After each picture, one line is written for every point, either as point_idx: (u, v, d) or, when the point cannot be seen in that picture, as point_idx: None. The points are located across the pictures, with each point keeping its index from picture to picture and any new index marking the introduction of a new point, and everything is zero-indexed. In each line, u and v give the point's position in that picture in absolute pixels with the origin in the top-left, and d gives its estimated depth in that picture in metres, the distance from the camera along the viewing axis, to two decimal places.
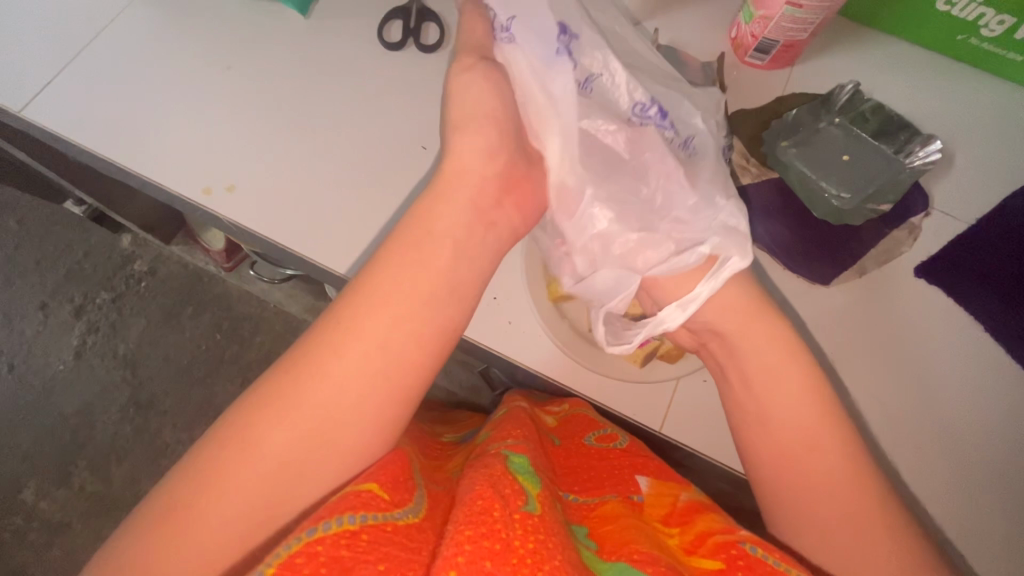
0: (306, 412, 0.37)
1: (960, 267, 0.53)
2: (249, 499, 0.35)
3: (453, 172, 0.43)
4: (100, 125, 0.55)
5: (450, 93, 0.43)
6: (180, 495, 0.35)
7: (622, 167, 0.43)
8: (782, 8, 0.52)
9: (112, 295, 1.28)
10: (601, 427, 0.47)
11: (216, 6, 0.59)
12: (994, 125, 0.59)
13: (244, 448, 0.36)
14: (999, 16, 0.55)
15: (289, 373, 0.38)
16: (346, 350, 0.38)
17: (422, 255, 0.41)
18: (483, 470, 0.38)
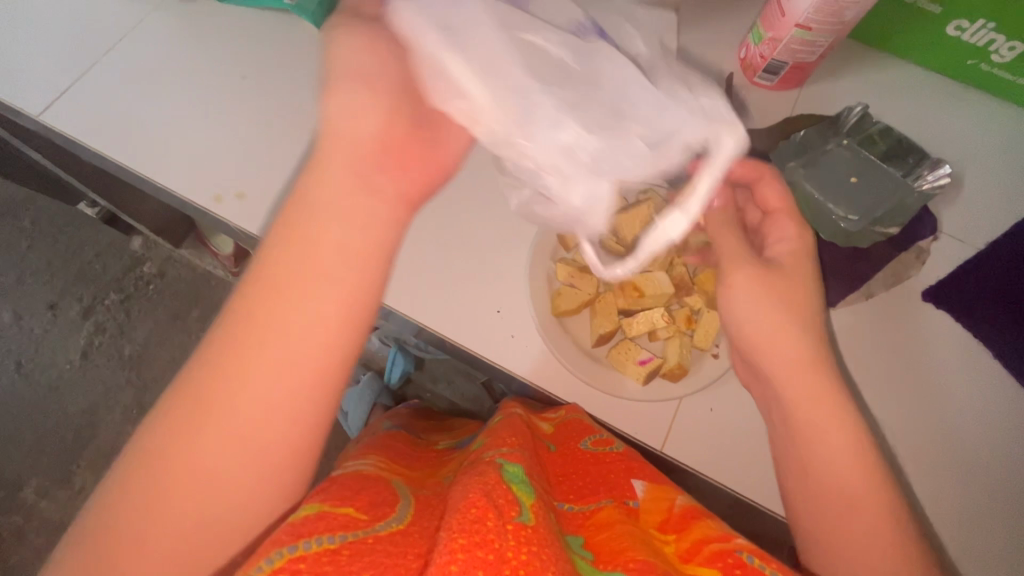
0: (230, 418, 0.35)
1: (967, 291, 0.53)
2: (190, 514, 0.34)
3: (336, 147, 0.39)
4: (115, 129, 0.56)
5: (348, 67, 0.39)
6: (123, 520, 0.33)
7: (571, 76, 0.37)
8: (791, 30, 0.52)
9: (120, 296, 1.29)
10: (597, 432, 0.45)
11: (233, 17, 0.60)
12: (1002, 150, 0.58)
13: (174, 463, 0.34)
14: (1009, 42, 0.55)
15: (205, 379, 0.35)
16: (259, 346, 0.35)
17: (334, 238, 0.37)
18: (477, 478, 0.38)
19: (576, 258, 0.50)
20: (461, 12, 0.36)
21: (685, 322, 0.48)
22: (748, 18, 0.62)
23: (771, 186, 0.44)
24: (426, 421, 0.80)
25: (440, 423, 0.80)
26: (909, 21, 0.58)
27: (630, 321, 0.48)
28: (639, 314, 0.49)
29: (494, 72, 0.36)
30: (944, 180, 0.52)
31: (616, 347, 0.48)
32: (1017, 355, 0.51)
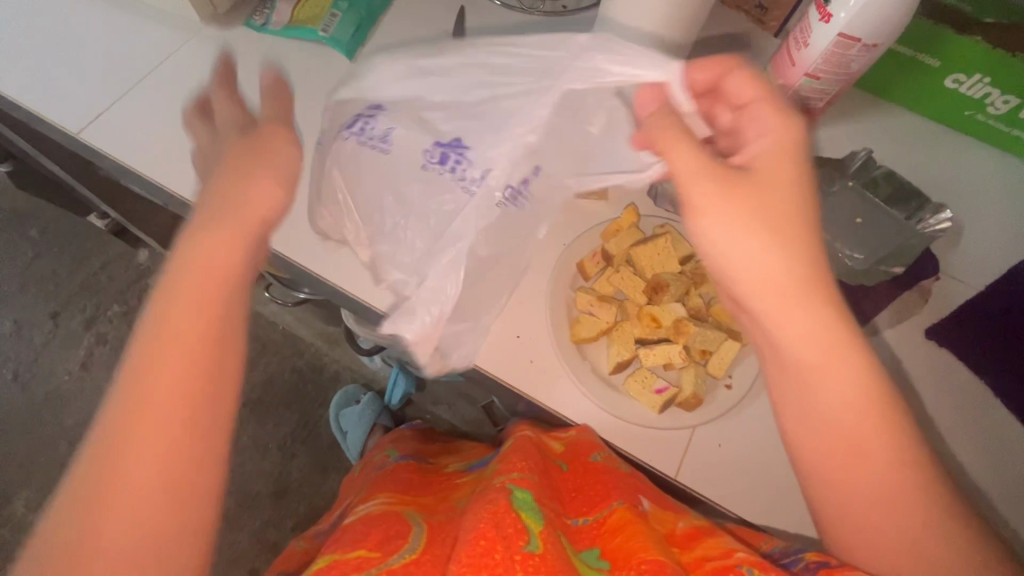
0: (152, 445, 0.32)
1: (975, 330, 0.55)
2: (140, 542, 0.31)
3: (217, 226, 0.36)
4: (146, 147, 0.58)
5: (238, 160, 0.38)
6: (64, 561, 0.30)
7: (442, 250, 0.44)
8: (801, 79, 0.55)
9: (124, 307, 1.30)
10: (606, 448, 0.46)
11: (267, 44, 0.62)
12: (997, 196, 0.62)
13: (110, 495, 0.31)
14: (1004, 96, 0.58)
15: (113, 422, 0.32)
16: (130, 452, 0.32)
17: (235, 260, 0.35)
18: (485, 506, 0.39)
19: (596, 286, 0.52)
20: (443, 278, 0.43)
21: (700, 352, 0.49)
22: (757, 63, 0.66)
23: (740, 78, 0.42)
24: (431, 444, 0.81)
25: (446, 446, 0.80)
26: (910, 74, 0.61)
27: (645, 351, 0.49)
28: (656, 344, 0.50)
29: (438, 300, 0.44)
30: (945, 222, 0.53)
31: (634, 374, 0.49)
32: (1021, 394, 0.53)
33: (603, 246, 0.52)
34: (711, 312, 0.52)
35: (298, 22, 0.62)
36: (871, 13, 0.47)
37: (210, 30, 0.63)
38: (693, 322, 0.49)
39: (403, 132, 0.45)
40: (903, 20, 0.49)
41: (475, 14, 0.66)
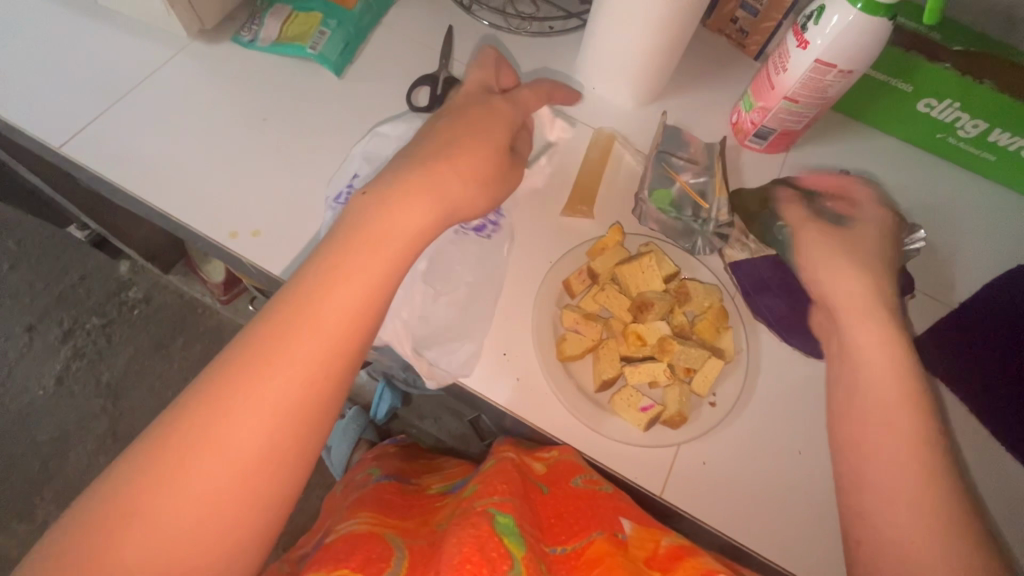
0: (251, 412, 0.33)
1: (955, 344, 0.56)
2: (182, 527, 0.31)
3: (422, 180, 0.40)
4: (132, 161, 0.57)
5: (465, 134, 0.44)
6: (116, 511, 0.30)
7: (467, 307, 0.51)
8: (780, 102, 0.57)
9: (103, 320, 1.27)
10: (588, 471, 0.46)
11: (256, 60, 0.62)
12: (965, 216, 0.64)
13: (192, 445, 0.32)
14: (973, 120, 0.60)
15: (221, 383, 0.33)
16: (286, 359, 0.34)
17: (421, 218, 0.39)
18: (469, 531, 0.40)
19: (582, 305, 0.51)
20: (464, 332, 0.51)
21: (685, 370, 0.48)
22: (739, 85, 0.67)
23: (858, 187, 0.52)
24: (413, 462, 0.80)
25: (428, 465, 0.80)
26: (884, 97, 0.64)
27: (633, 370, 0.48)
28: (640, 363, 0.49)
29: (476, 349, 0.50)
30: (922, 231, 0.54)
31: (619, 393, 0.48)
32: (995, 410, 0.54)
33: (588, 264, 0.51)
34: (695, 331, 0.50)
35: (286, 39, 0.62)
36: (845, 42, 0.49)
37: (198, 44, 0.62)
38: (678, 340, 0.48)
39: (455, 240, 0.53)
40: (876, 48, 0.50)
41: (463, 34, 0.67)
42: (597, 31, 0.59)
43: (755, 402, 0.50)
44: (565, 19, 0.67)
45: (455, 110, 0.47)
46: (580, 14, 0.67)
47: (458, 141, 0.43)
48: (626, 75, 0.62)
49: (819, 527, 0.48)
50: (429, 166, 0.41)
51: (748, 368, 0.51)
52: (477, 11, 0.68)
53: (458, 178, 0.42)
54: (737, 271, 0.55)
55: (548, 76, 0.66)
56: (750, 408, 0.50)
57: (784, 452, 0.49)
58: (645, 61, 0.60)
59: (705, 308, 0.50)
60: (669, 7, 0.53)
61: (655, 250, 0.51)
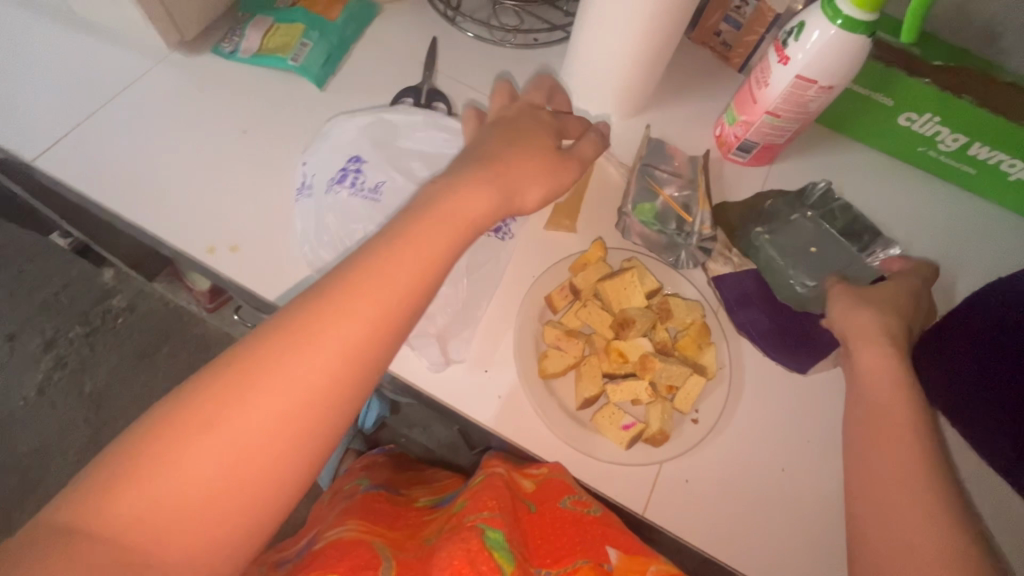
0: (294, 380, 0.32)
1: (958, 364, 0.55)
2: (198, 492, 0.30)
3: (494, 169, 0.42)
4: (108, 174, 0.56)
5: (518, 136, 0.46)
6: (137, 465, 0.29)
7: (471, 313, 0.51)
8: (762, 116, 0.57)
9: (86, 329, 1.25)
10: (577, 492, 0.46)
11: (236, 72, 0.62)
12: (946, 229, 0.65)
13: (232, 402, 0.31)
14: (953, 134, 0.61)
15: (259, 352, 0.32)
16: (334, 332, 0.33)
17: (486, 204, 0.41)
18: (461, 544, 0.42)
19: (564, 321, 0.50)
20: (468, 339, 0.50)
21: (667, 388, 0.48)
22: (723, 98, 0.68)
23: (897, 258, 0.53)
24: (402, 472, 0.80)
25: (416, 475, 0.79)
26: (865, 111, 0.64)
27: (613, 388, 0.48)
28: (623, 380, 0.48)
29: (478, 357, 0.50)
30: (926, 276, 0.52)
31: (601, 411, 0.48)
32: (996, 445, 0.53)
33: (571, 280, 0.51)
34: (677, 347, 0.50)
35: (268, 50, 0.61)
36: (826, 58, 0.50)
37: (177, 54, 0.61)
38: (660, 357, 0.48)
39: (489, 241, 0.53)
40: (856, 64, 0.50)
41: (447, 46, 0.66)
42: (580, 44, 0.59)
43: (737, 417, 0.50)
44: (549, 30, 0.67)
45: (505, 119, 0.49)
46: (565, 26, 0.67)
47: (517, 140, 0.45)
48: (609, 89, 0.62)
49: (804, 543, 0.48)
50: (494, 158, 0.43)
51: (732, 384, 0.50)
52: (460, 22, 0.68)
53: (526, 172, 0.44)
54: (719, 284, 0.55)
55: (533, 88, 0.66)
56: (732, 423, 0.50)
57: (768, 468, 0.49)
58: (628, 75, 0.60)
59: (687, 324, 0.50)
60: (650, 22, 0.53)
61: (637, 266, 0.51)
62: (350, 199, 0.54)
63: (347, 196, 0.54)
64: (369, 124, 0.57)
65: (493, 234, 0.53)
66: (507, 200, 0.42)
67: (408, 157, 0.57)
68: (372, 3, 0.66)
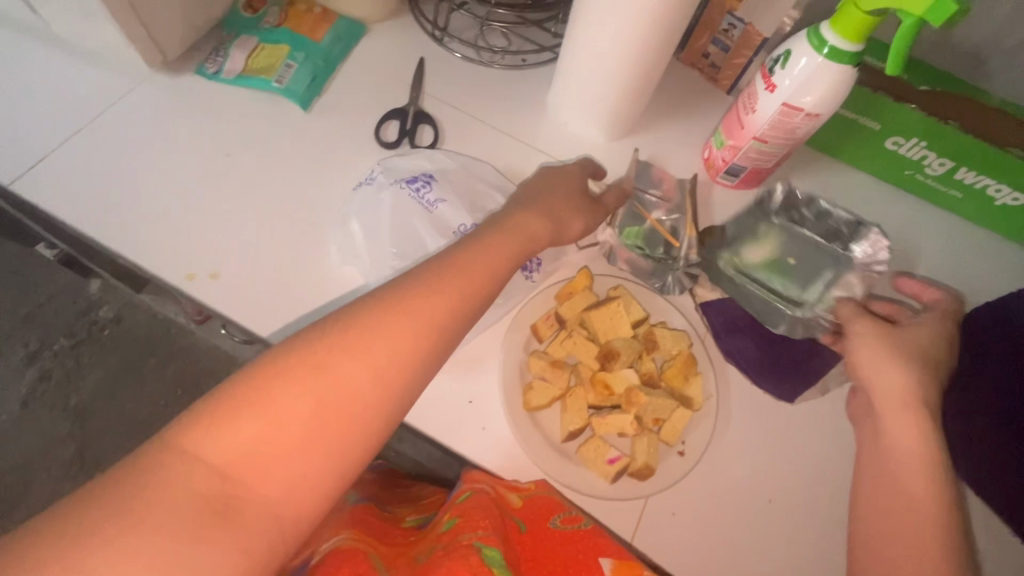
0: (345, 378, 0.35)
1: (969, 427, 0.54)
2: (292, 434, 0.33)
3: (544, 208, 0.49)
4: (85, 199, 0.55)
5: (554, 177, 0.54)
6: (245, 401, 0.33)
7: (471, 348, 0.50)
8: (750, 141, 0.57)
9: (72, 341, 1.23)
10: (566, 509, 0.45)
11: (219, 93, 0.61)
12: (934, 252, 0.65)
13: (285, 388, 0.34)
14: (940, 159, 0.61)
15: (362, 319, 0.37)
16: (383, 341, 0.37)
17: (538, 229, 0.48)
18: (456, 563, 0.37)
19: (549, 350, 0.50)
20: (471, 371, 0.50)
21: (653, 420, 0.47)
22: (711, 119, 0.67)
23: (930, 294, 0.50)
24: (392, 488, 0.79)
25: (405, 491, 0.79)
26: (854, 136, 0.64)
27: (599, 421, 0.47)
28: (608, 413, 0.48)
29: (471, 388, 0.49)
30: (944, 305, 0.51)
31: (587, 444, 0.47)
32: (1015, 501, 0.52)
33: (557, 309, 0.50)
34: (664, 378, 0.50)
35: (252, 72, 0.61)
36: (813, 86, 0.50)
37: (160, 75, 0.61)
38: (645, 391, 0.47)
39: (520, 279, 0.53)
40: (842, 96, 0.51)
41: (435, 66, 0.66)
42: (568, 66, 0.59)
43: (723, 447, 0.50)
44: (538, 51, 0.66)
45: (540, 172, 0.55)
46: (553, 47, 0.66)
47: (554, 181, 0.53)
48: (596, 112, 0.62)
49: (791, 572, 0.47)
50: (538, 201, 0.50)
51: (718, 417, 0.50)
52: (448, 43, 0.67)
53: (567, 208, 0.51)
54: (705, 312, 0.55)
55: (521, 111, 0.65)
56: (717, 453, 0.49)
57: (755, 498, 0.49)
58: (616, 99, 0.60)
59: (674, 354, 0.50)
60: (638, 48, 0.53)
61: (624, 295, 0.51)
62: (408, 203, 0.56)
63: (406, 199, 0.56)
64: (452, 160, 0.59)
65: (519, 273, 0.52)
66: (552, 232, 0.49)
67: (477, 189, 0.58)
68: (358, 22, 0.65)
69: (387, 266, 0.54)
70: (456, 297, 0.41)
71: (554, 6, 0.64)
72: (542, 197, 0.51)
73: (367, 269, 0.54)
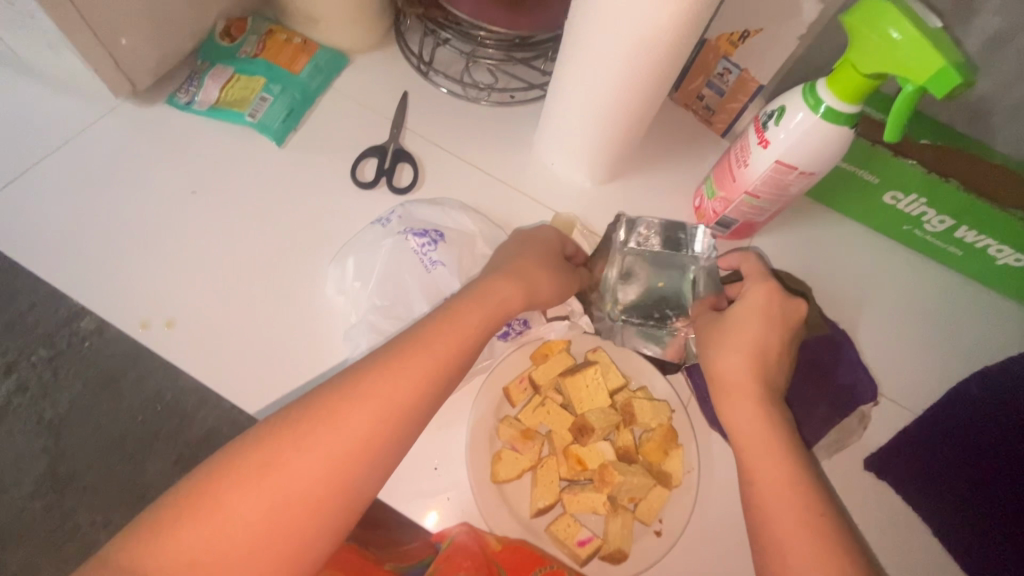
0: (299, 473, 0.32)
1: (945, 482, 0.54)
2: (241, 540, 0.31)
3: (520, 270, 0.46)
4: (42, 237, 0.52)
5: (531, 236, 0.52)
6: (188, 507, 0.31)
7: (449, 413, 0.48)
8: (741, 195, 0.54)
9: (51, 352, 1.01)
10: (547, 563, 0.44)
11: (190, 125, 0.58)
12: (932, 310, 0.62)
13: (230, 493, 0.31)
14: (940, 217, 0.58)
15: (318, 407, 0.34)
16: (340, 427, 0.33)
17: (512, 291, 0.44)
18: None
19: (522, 417, 0.47)
20: (441, 435, 0.47)
21: (628, 499, 0.45)
22: (704, 165, 0.65)
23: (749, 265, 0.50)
24: None
25: None
26: (853, 189, 0.61)
27: (570, 497, 0.45)
28: (580, 489, 0.46)
29: (441, 455, 0.46)
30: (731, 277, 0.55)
31: (557, 521, 0.45)
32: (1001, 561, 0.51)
33: (530, 371, 0.48)
34: (641, 452, 0.47)
35: (225, 104, 0.58)
36: (801, 147, 0.47)
37: (131, 104, 0.58)
38: (620, 468, 0.45)
39: (501, 343, 0.50)
40: (836, 156, 0.48)
41: (419, 101, 0.63)
42: (554, 112, 0.57)
43: (704, 525, 0.47)
44: (526, 89, 0.64)
45: (519, 234, 0.53)
46: (542, 85, 0.64)
47: (531, 245, 0.50)
48: (582, 159, 0.59)
49: None
50: (514, 264, 0.47)
51: (700, 490, 0.47)
52: (433, 76, 0.64)
53: (544, 270, 0.48)
54: (689, 374, 0.51)
55: (507, 150, 0.63)
56: (696, 531, 0.46)
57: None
58: (601, 147, 0.57)
59: (653, 426, 0.47)
60: (622, 99, 0.51)
61: (602, 360, 0.49)
62: (409, 257, 0.53)
63: (407, 252, 0.53)
64: (470, 219, 0.56)
65: (498, 335, 0.49)
66: (527, 297, 0.46)
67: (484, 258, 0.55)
68: (341, 54, 0.62)
69: (372, 321, 0.51)
70: (428, 366, 0.37)
71: (542, 44, 0.62)
72: (517, 260, 0.47)
73: (359, 321, 0.51)
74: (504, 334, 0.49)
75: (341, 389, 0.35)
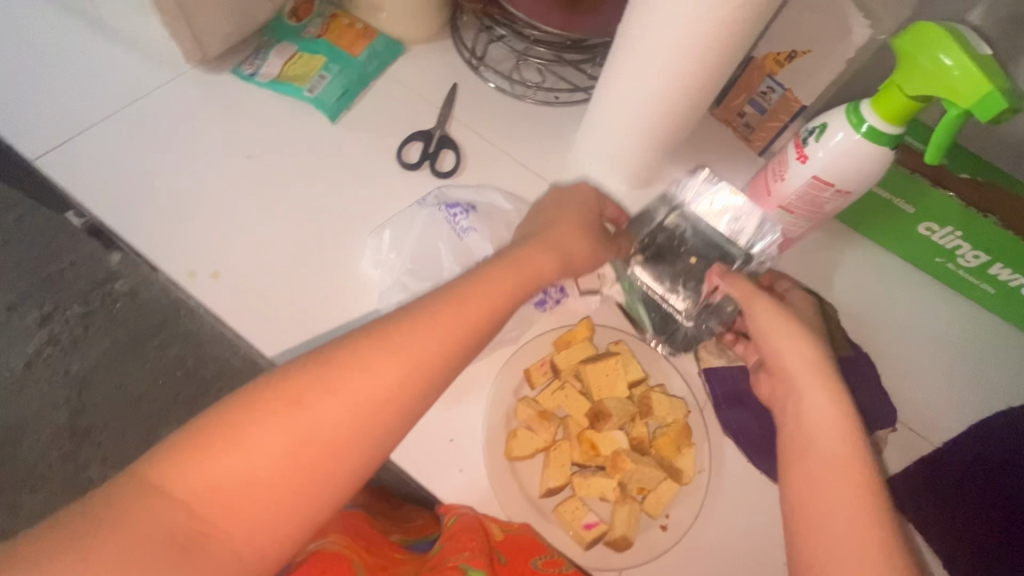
0: (323, 415, 0.33)
1: (963, 515, 0.54)
2: (263, 474, 0.32)
3: (552, 239, 0.47)
4: (106, 185, 0.56)
5: (560, 201, 0.52)
6: (215, 436, 0.32)
7: (471, 385, 0.49)
8: (775, 209, 0.54)
9: (85, 309, 1.05)
10: (547, 552, 0.44)
11: (252, 95, 0.61)
12: (959, 345, 0.62)
13: (255, 427, 0.32)
14: (974, 251, 0.58)
15: (345, 355, 0.35)
16: (365, 375, 0.35)
17: (545, 259, 0.45)
18: None
19: (540, 399, 0.48)
20: (459, 408, 0.48)
21: (638, 489, 0.46)
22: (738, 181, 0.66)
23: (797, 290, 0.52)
24: None
25: None
26: (888, 217, 0.61)
27: (580, 480, 0.46)
28: (591, 473, 0.47)
29: (457, 427, 0.48)
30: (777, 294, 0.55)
31: (565, 503, 0.46)
32: None
33: (552, 356, 0.49)
34: (654, 445, 0.48)
35: (286, 78, 0.62)
36: (845, 163, 0.48)
37: (199, 72, 0.62)
38: (632, 457, 0.46)
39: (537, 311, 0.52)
40: (874, 176, 0.49)
41: (468, 94, 0.65)
42: (595, 112, 0.58)
43: (710, 528, 0.47)
44: (571, 91, 0.66)
45: (548, 200, 0.53)
46: (587, 88, 0.66)
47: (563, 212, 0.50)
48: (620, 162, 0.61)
49: None
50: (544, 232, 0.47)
51: (707, 491, 0.47)
52: (483, 72, 0.67)
53: (576, 237, 0.49)
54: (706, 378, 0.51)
55: (547, 148, 0.65)
56: (701, 531, 0.46)
57: None
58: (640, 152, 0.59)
59: (668, 421, 0.48)
60: (667, 108, 0.52)
61: (624, 352, 0.50)
62: (441, 226, 0.56)
63: (439, 221, 0.56)
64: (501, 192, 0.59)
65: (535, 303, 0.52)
66: (561, 265, 0.47)
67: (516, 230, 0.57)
68: (398, 42, 0.65)
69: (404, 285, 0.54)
70: (461, 330, 0.38)
71: (592, 49, 0.64)
72: (551, 229, 0.48)
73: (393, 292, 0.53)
74: (542, 302, 0.52)
75: (370, 337, 0.36)
